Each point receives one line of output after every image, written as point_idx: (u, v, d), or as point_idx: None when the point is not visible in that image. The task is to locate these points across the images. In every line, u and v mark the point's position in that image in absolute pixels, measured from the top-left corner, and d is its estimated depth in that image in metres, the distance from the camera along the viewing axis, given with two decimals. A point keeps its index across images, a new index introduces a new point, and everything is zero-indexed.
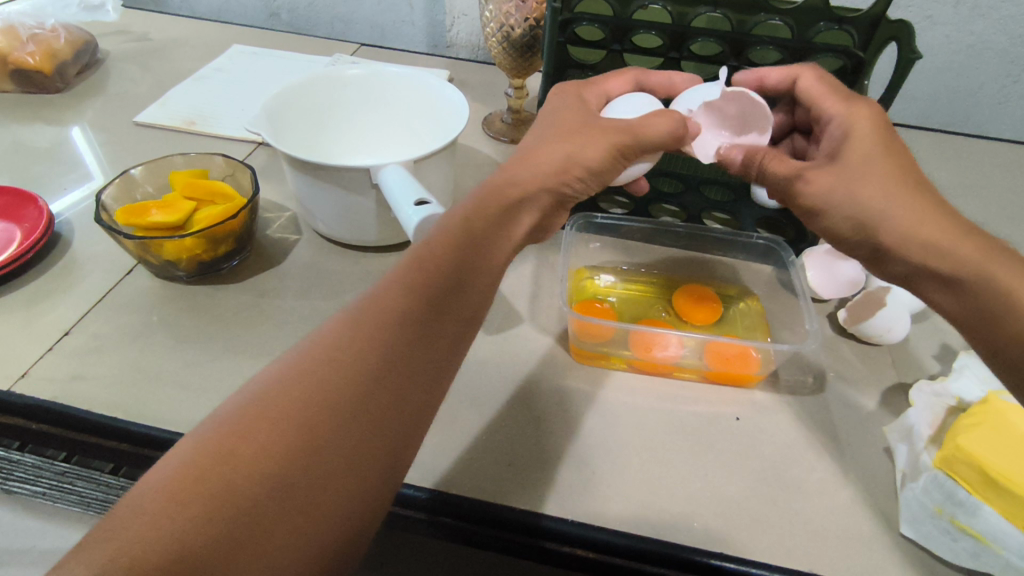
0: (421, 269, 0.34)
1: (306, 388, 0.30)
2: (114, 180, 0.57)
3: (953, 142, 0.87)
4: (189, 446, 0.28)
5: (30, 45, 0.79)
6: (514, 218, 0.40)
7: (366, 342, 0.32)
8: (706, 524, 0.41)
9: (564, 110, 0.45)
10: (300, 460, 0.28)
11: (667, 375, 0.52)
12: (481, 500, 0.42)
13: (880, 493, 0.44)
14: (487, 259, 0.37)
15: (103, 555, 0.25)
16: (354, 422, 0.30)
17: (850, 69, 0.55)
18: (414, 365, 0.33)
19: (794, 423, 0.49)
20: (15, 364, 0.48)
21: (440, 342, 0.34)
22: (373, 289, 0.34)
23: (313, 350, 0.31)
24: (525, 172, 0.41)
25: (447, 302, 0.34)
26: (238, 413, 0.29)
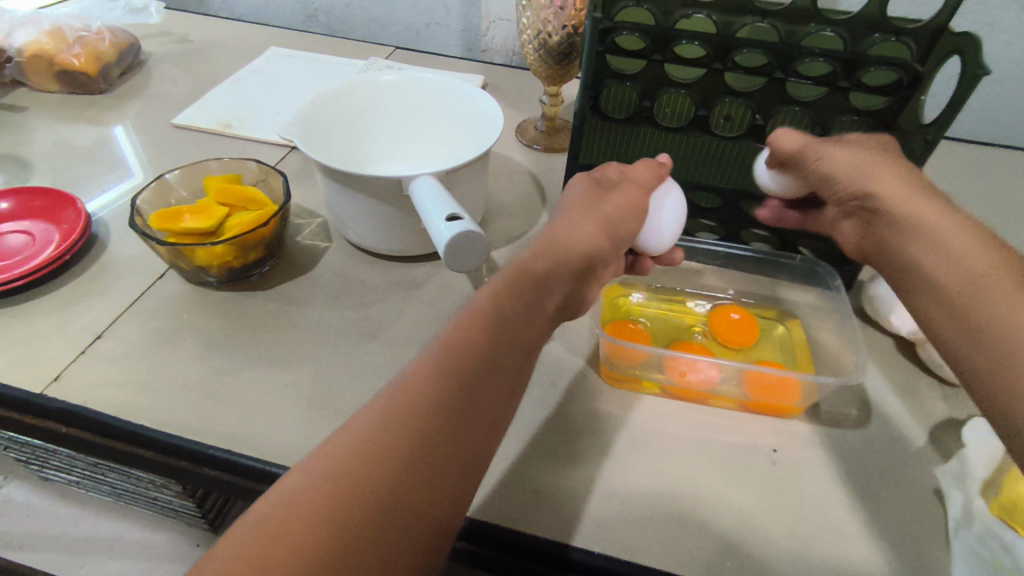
0: (452, 352, 0.34)
1: (345, 474, 0.29)
2: (150, 184, 0.57)
3: (1009, 157, 0.83)
4: (225, 548, 0.26)
5: (76, 47, 0.80)
6: (544, 298, 0.40)
7: (405, 424, 0.31)
8: (739, 564, 0.39)
9: (573, 191, 0.49)
10: (334, 560, 0.26)
11: (702, 402, 0.50)
12: (514, 528, 0.41)
13: (930, 538, 0.41)
14: (522, 337, 0.37)
15: None
16: (393, 514, 0.28)
17: (906, 84, 0.51)
18: (453, 452, 0.31)
19: (836, 457, 0.46)
20: (48, 366, 0.49)
21: (474, 423, 0.33)
22: (404, 373, 0.33)
23: (349, 436, 0.30)
24: (552, 249, 0.43)
25: (485, 380, 0.34)
26: (278, 499, 0.28)
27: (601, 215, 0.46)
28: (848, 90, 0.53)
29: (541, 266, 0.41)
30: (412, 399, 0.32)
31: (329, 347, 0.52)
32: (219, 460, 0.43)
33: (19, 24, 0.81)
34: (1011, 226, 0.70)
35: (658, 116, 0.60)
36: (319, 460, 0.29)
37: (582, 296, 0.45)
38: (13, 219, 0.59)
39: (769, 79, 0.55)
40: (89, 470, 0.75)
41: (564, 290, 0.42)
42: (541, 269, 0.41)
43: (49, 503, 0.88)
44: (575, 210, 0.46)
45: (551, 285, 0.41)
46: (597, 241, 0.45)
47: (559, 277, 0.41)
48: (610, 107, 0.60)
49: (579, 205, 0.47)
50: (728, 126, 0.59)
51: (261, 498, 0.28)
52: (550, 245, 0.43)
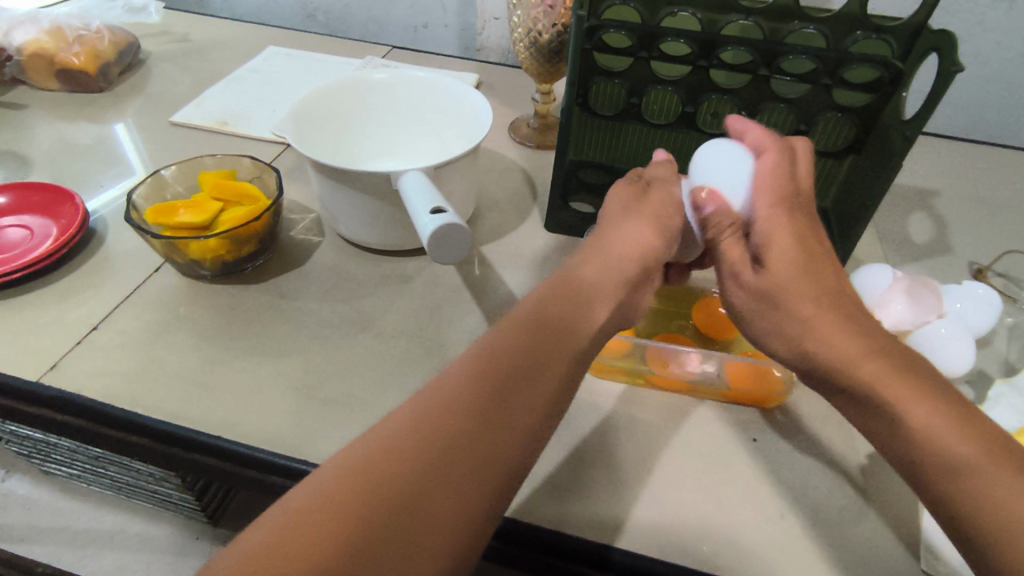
0: (486, 360, 0.34)
1: (373, 477, 0.28)
2: (145, 179, 0.58)
3: (1000, 155, 0.83)
4: (251, 536, 0.26)
5: (75, 46, 0.82)
6: (590, 309, 0.38)
7: (436, 433, 0.30)
8: (715, 549, 0.40)
9: (619, 189, 0.46)
10: (357, 559, 0.26)
11: (683, 393, 0.51)
12: (537, 524, 0.41)
13: (904, 524, 0.42)
14: (558, 344, 0.36)
15: None
16: (420, 516, 0.28)
17: (887, 81, 0.52)
18: (484, 469, 0.30)
19: (814, 446, 0.47)
20: (46, 356, 0.50)
21: (507, 431, 0.32)
22: (438, 379, 0.34)
23: (379, 437, 0.30)
24: (604, 255, 0.41)
25: (520, 396, 0.33)
26: (305, 496, 0.28)
27: (655, 214, 0.43)
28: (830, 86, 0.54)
29: (590, 275, 0.40)
30: (445, 408, 0.31)
31: (320, 339, 0.53)
32: (211, 447, 0.44)
33: (19, 23, 0.82)
34: (998, 223, 0.70)
35: (646, 112, 0.61)
36: (348, 461, 0.29)
37: (640, 302, 0.43)
38: (12, 214, 0.60)
39: (754, 77, 0.56)
40: (90, 464, 0.76)
41: (617, 296, 0.40)
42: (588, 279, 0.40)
43: (52, 497, 0.90)
44: (627, 208, 0.44)
45: (597, 296, 0.39)
46: (653, 245, 0.43)
47: (611, 285, 0.40)
48: (598, 104, 0.61)
49: (636, 200, 0.45)
50: (714, 122, 0.61)
51: (291, 492, 0.28)
52: (598, 249, 0.42)
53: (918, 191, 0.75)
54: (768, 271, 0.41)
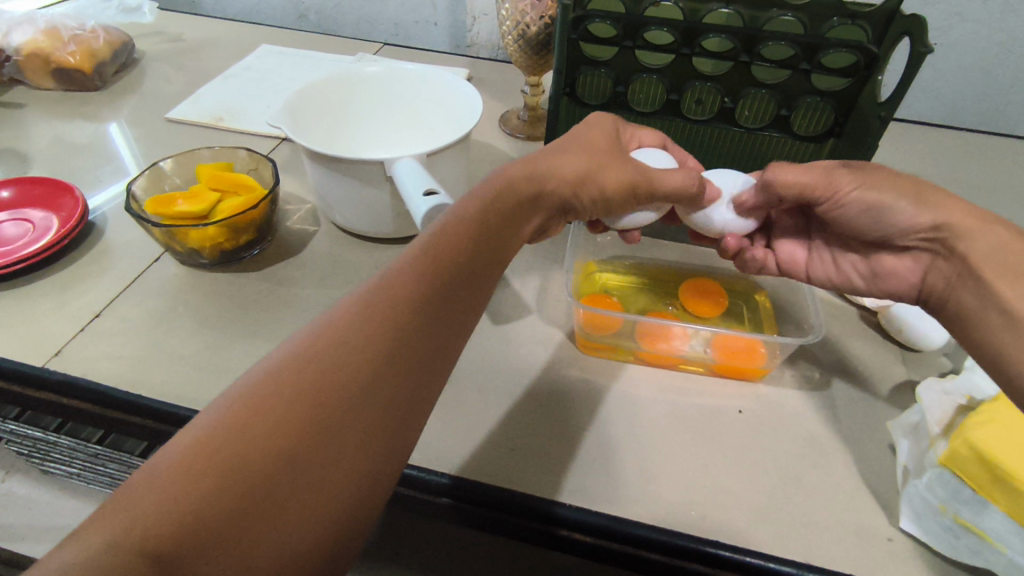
0: (432, 256, 0.35)
1: (304, 381, 0.29)
2: (144, 171, 0.60)
3: (980, 142, 0.86)
4: (205, 420, 0.27)
5: (71, 45, 0.83)
6: (521, 219, 0.41)
7: (363, 338, 0.31)
8: (702, 514, 0.42)
9: (592, 129, 0.47)
10: (313, 436, 0.28)
11: (673, 367, 0.53)
12: (493, 485, 0.43)
13: (883, 488, 0.44)
14: (498, 252, 0.39)
15: (116, 523, 0.24)
16: (370, 395, 0.30)
17: (863, 65, 0.54)
18: (413, 363, 0.32)
19: (796, 416, 0.49)
20: (50, 343, 0.51)
21: (448, 322, 0.34)
22: (385, 271, 0.34)
23: (327, 328, 0.31)
24: (533, 172, 0.42)
25: (450, 301, 0.34)
26: (234, 398, 0.28)
27: (593, 156, 0.44)
28: (809, 71, 0.56)
29: (519, 192, 0.41)
30: (370, 311, 0.32)
31: None
32: None
33: (16, 24, 0.84)
34: (977, 206, 0.72)
35: (632, 101, 0.63)
36: (275, 363, 0.29)
37: (550, 228, 0.47)
38: (14, 207, 0.61)
39: (735, 63, 0.58)
40: (89, 460, 0.77)
41: (541, 216, 0.43)
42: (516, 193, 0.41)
43: (52, 496, 0.91)
44: (566, 143, 0.45)
45: (518, 216, 0.41)
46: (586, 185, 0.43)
47: (539, 203, 0.43)
48: (585, 94, 0.63)
49: (576, 141, 0.46)
50: (699, 110, 0.62)
51: (240, 378, 0.29)
52: (530, 169, 0.42)
53: None
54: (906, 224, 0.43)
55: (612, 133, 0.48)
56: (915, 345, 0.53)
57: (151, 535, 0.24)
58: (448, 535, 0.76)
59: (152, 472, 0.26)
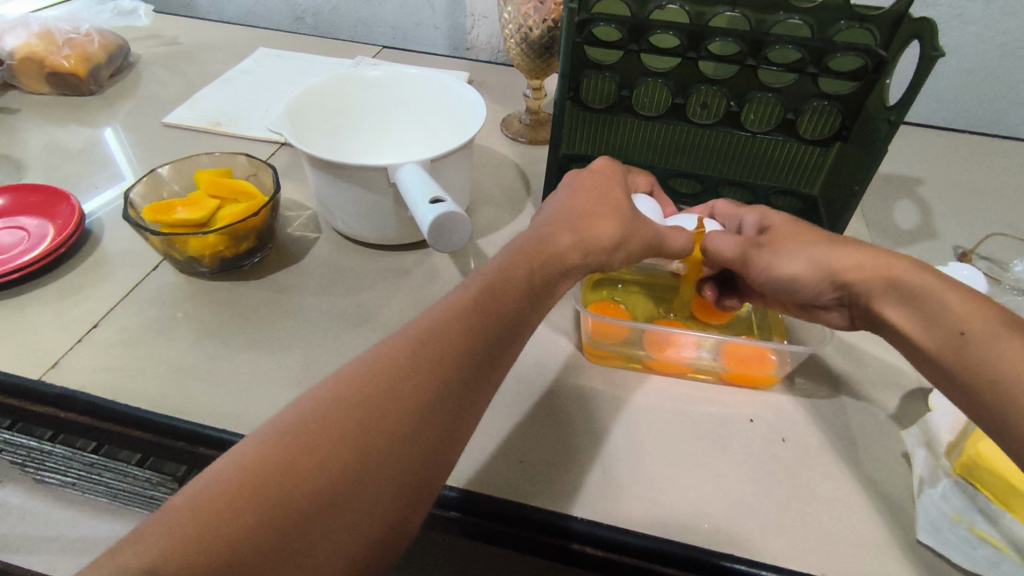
0: (482, 308, 0.35)
1: (351, 422, 0.29)
2: (141, 179, 0.58)
3: (982, 144, 0.85)
4: (250, 450, 0.28)
5: (65, 49, 0.82)
6: (560, 282, 0.40)
7: (411, 382, 0.31)
8: (716, 526, 0.41)
9: (609, 185, 0.45)
10: (354, 482, 0.28)
11: (680, 375, 0.52)
12: (502, 497, 0.42)
13: (898, 497, 0.44)
14: (539, 309, 0.39)
15: (157, 547, 0.25)
16: (412, 445, 0.30)
17: (871, 69, 0.53)
18: (454, 416, 0.32)
19: (808, 425, 0.48)
20: (47, 354, 0.50)
21: (491, 375, 0.34)
22: (434, 313, 0.35)
23: (379, 369, 0.31)
24: (577, 238, 0.41)
25: (496, 348, 0.35)
26: (279, 431, 0.29)
27: (628, 221, 0.43)
28: (816, 74, 0.55)
29: (561, 255, 0.40)
30: (420, 355, 0.32)
31: (320, 332, 0.53)
32: (214, 438, 0.44)
33: (8, 27, 0.82)
34: (981, 209, 0.72)
35: (638, 105, 0.62)
36: (323, 399, 0.30)
37: None
38: (9, 214, 0.60)
39: (742, 67, 0.57)
40: (83, 469, 0.75)
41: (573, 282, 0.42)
42: (558, 252, 0.40)
43: (47, 506, 0.89)
44: (598, 200, 0.43)
45: (558, 275, 0.40)
46: (615, 251, 0.42)
47: (576, 267, 0.41)
48: (589, 97, 0.62)
49: (609, 199, 0.44)
50: (705, 114, 0.61)
51: (288, 410, 0.30)
52: (571, 236, 0.41)
53: (904, 179, 0.76)
54: (813, 284, 0.43)
55: (623, 185, 0.46)
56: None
57: (188, 560, 0.25)
58: (451, 543, 0.76)
59: (193, 498, 0.26)
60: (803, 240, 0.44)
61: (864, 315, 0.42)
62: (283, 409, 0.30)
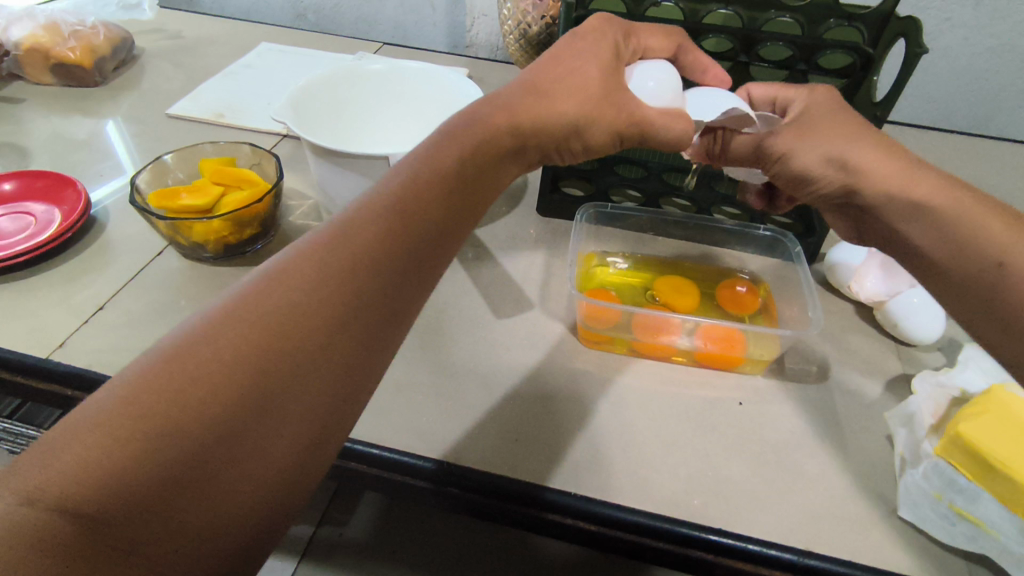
0: (398, 217, 0.33)
1: (247, 342, 0.28)
2: (148, 166, 0.60)
3: (970, 144, 0.87)
4: (131, 378, 0.26)
5: (71, 41, 0.83)
6: (499, 173, 0.41)
7: (314, 300, 0.30)
8: (705, 503, 0.43)
9: (591, 56, 0.42)
10: (251, 403, 0.27)
11: (670, 360, 0.53)
12: (486, 471, 0.44)
13: (880, 478, 0.45)
14: (467, 214, 0.37)
15: (36, 482, 0.24)
16: (316, 360, 0.29)
17: (860, 66, 0.54)
18: (364, 332, 0.31)
19: (796, 409, 0.50)
20: (53, 336, 0.51)
21: (407, 288, 0.33)
22: (342, 224, 0.33)
23: (276, 284, 0.30)
24: (514, 120, 0.40)
25: (412, 261, 0.33)
26: (166, 356, 0.27)
27: (592, 100, 0.41)
28: (807, 71, 0.57)
29: (497, 140, 0.39)
30: (324, 269, 0.31)
31: None
32: None
33: (15, 19, 0.84)
34: None
35: None
36: (217, 316, 0.28)
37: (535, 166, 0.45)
38: (16, 200, 0.61)
39: (734, 64, 0.59)
40: None
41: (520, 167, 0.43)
42: (488, 137, 0.39)
43: None
44: (564, 77, 0.41)
45: (496, 165, 0.40)
46: (570, 128, 0.41)
47: (519, 150, 0.41)
48: None
49: (577, 77, 0.41)
50: None
51: (174, 332, 0.28)
52: (513, 116, 0.40)
53: None
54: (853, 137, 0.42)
55: (605, 59, 0.42)
56: (911, 340, 0.54)
57: (68, 495, 0.24)
58: None
59: (69, 432, 0.25)
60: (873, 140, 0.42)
61: (943, 246, 0.37)
62: (168, 333, 0.28)
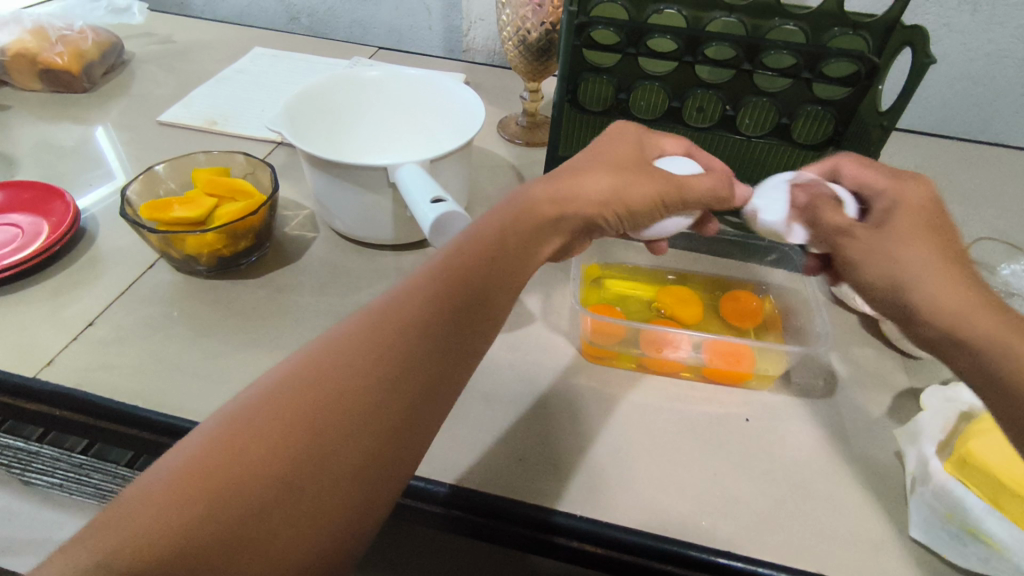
0: (447, 278, 0.34)
1: (306, 405, 0.29)
2: (138, 176, 0.58)
3: (969, 151, 0.87)
4: (202, 441, 0.28)
5: (59, 46, 0.81)
6: (536, 244, 0.38)
7: (367, 361, 0.30)
8: (712, 524, 0.42)
9: (619, 141, 0.43)
10: (307, 464, 0.27)
11: (676, 375, 0.52)
12: (489, 492, 0.42)
13: (891, 497, 0.44)
14: (516, 268, 0.37)
15: (112, 541, 0.25)
16: (370, 421, 0.29)
17: (864, 74, 0.54)
18: (418, 393, 0.31)
19: (803, 425, 0.49)
20: (41, 353, 0.50)
21: (456, 347, 0.33)
22: (396, 290, 0.33)
23: (336, 348, 0.31)
24: (554, 196, 0.39)
25: (461, 318, 0.33)
26: (234, 421, 0.28)
27: (622, 180, 0.39)
28: (811, 80, 0.56)
29: (532, 215, 0.38)
30: (376, 333, 0.31)
31: (319, 331, 0.53)
32: None
33: (1, 24, 0.82)
34: (970, 214, 0.74)
35: (633, 109, 0.62)
36: (281, 381, 0.29)
37: (572, 247, 0.43)
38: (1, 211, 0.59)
39: (737, 71, 0.58)
40: (72, 472, 0.71)
41: (563, 237, 0.40)
42: (529, 213, 0.38)
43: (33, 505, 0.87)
44: (591, 157, 0.41)
45: (536, 240, 0.38)
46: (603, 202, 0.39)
47: (554, 225, 0.39)
48: (588, 101, 0.63)
49: (604, 157, 0.41)
50: (700, 118, 0.62)
51: (245, 395, 0.29)
52: (555, 188, 0.39)
53: None
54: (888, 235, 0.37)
55: (636, 144, 0.43)
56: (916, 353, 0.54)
57: (140, 552, 0.25)
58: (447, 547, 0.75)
59: (147, 491, 0.26)
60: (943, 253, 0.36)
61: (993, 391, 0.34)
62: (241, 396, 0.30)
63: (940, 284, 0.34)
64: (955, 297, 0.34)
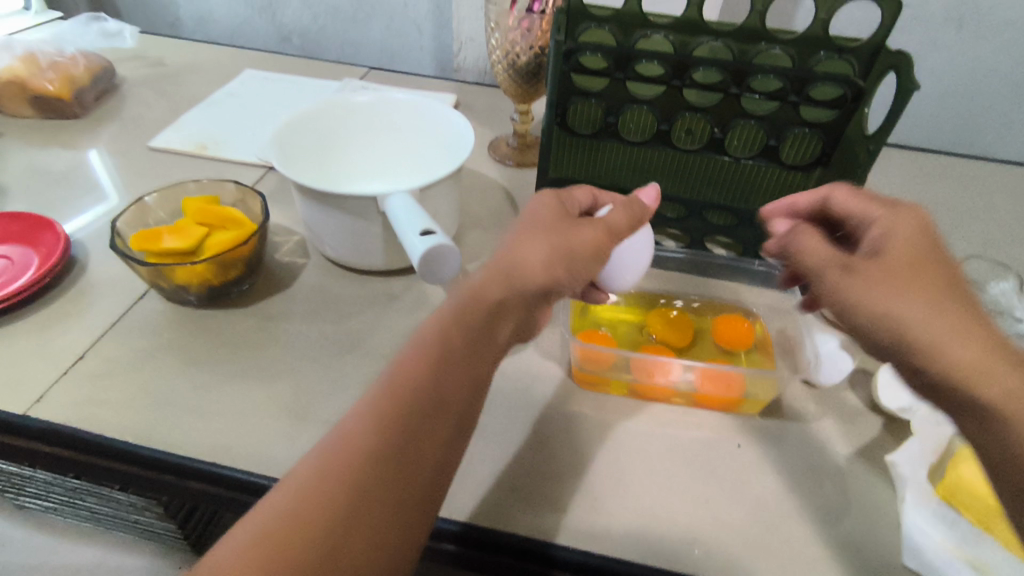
0: (422, 372, 0.34)
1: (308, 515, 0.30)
2: (128, 207, 0.58)
3: (956, 165, 0.88)
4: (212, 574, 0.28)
5: (50, 72, 0.81)
6: (498, 321, 0.38)
7: (358, 463, 0.31)
8: (706, 553, 0.42)
9: (541, 210, 0.42)
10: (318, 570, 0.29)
11: (667, 401, 0.52)
12: (487, 526, 0.42)
13: (884, 523, 0.44)
14: (489, 346, 0.37)
15: None
16: (371, 519, 0.31)
17: (849, 98, 0.55)
18: (414, 482, 0.32)
19: (795, 451, 0.49)
20: (30, 389, 0.49)
21: (442, 434, 0.34)
22: (375, 388, 0.34)
23: (326, 455, 0.32)
24: (504, 277, 0.38)
25: (443, 405, 0.34)
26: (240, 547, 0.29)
27: (559, 244, 0.39)
28: (797, 104, 0.56)
29: (488, 298, 0.37)
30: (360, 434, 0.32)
31: (309, 360, 0.53)
32: (204, 472, 0.44)
33: None
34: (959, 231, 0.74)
35: (623, 131, 0.63)
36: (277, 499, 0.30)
37: (539, 318, 0.42)
38: None
39: (725, 95, 0.58)
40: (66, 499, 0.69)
41: (519, 313, 0.39)
42: (489, 299, 0.37)
43: None
44: (528, 229, 0.40)
45: (496, 321, 0.37)
46: (554, 269, 0.38)
47: (512, 301, 0.38)
48: (577, 123, 0.63)
49: (531, 227, 0.40)
50: (688, 140, 0.62)
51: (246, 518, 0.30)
52: (502, 268, 0.38)
53: None
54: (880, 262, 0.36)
55: (553, 203, 0.43)
56: None
57: None
58: None
59: None
60: (927, 284, 0.35)
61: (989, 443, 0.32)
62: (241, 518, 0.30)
63: (917, 315, 0.34)
64: (963, 358, 0.32)
